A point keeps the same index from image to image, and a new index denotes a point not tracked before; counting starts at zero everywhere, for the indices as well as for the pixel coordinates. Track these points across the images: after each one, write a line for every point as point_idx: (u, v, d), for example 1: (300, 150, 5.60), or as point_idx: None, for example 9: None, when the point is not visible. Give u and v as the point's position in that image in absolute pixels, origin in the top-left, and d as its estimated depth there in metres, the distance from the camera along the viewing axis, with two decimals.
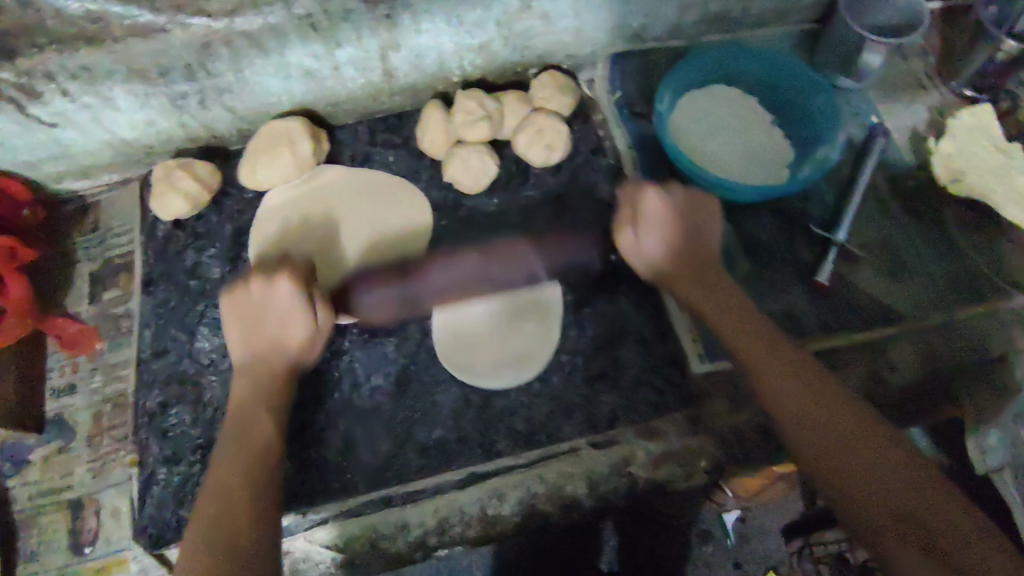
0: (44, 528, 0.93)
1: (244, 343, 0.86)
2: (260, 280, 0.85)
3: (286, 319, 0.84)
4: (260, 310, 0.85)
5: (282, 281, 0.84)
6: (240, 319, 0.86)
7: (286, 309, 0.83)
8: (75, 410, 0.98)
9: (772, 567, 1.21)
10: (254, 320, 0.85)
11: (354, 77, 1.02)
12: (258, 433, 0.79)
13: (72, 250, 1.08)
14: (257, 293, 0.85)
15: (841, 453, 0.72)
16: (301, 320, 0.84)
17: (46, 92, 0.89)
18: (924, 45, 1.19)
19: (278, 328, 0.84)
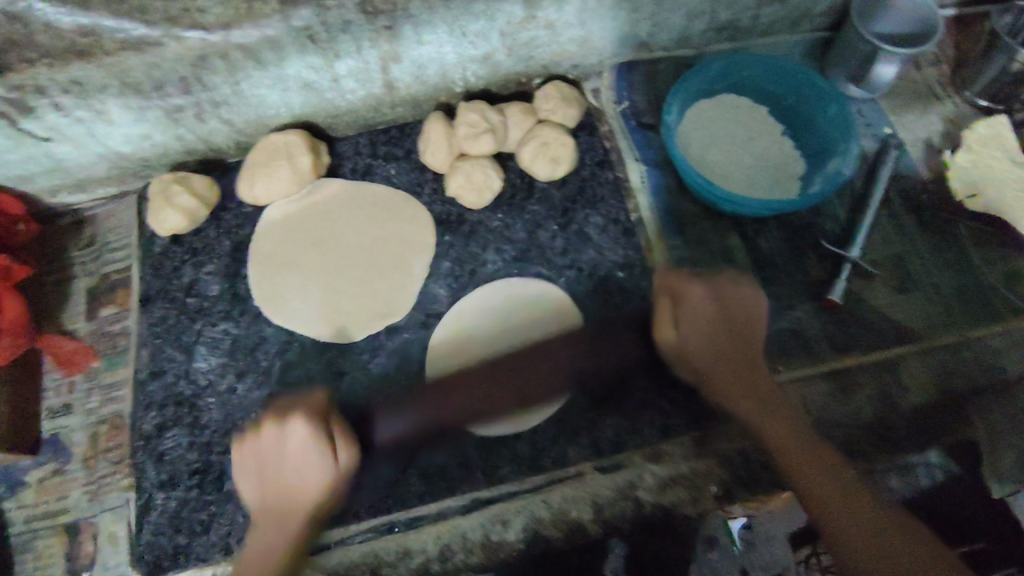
0: (39, 552, 0.92)
1: (256, 497, 0.78)
2: (272, 428, 0.77)
3: (304, 469, 0.76)
4: (270, 461, 0.77)
5: (296, 425, 0.76)
6: (260, 399, 0.80)
7: (304, 445, 0.76)
8: (71, 430, 0.96)
9: None
10: (265, 472, 0.77)
11: (354, 88, 1.00)
12: (294, 527, 0.76)
13: (68, 266, 1.06)
14: (268, 446, 0.77)
15: (819, 484, 0.75)
16: (319, 462, 0.75)
17: (39, 106, 0.87)
18: (938, 53, 1.17)
19: (295, 478, 0.76)
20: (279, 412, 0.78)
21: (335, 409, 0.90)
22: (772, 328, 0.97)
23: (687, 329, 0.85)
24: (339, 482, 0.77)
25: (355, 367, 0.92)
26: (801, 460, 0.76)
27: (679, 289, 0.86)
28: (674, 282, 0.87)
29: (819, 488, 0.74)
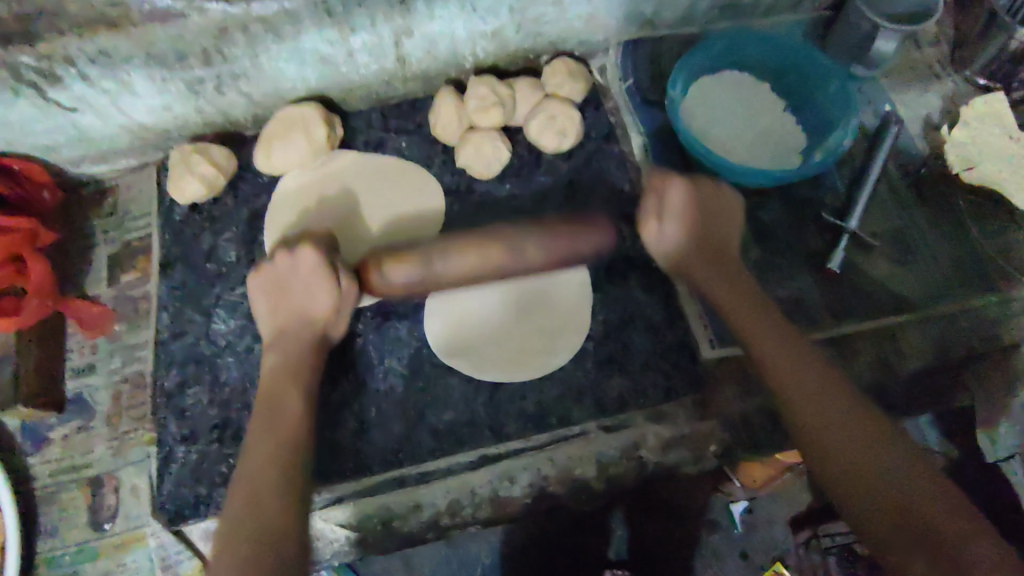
0: (64, 505, 0.95)
1: (271, 316, 0.90)
2: (284, 253, 0.91)
3: (312, 288, 0.88)
4: (288, 281, 0.90)
5: (305, 251, 0.89)
6: (271, 296, 0.91)
7: (312, 270, 0.88)
8: (94, 389, 1.00)
9: (779, 558, 1.26)
10: (281, 294, 0.90)
11: (367, 63, 1.03)
12: (267, 480, 0.75)
13: (91, 234, 1.10)
14: (285, 269, 0.91)
15: (866, 467, 0.71)
16: (322, 283, 0.88)
17: (66, 76, 0.90)
18: (937, 34, 1.19)
19: (303, 296, 0.88)
20: (289, 246, 0.93)
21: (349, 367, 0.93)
22: (771, 295, 1.00)
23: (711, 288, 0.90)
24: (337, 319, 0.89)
25: (367, 329, 0.96)
26: (834, 430, 0.74)
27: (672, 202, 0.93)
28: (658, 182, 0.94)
29: (897, 492, 0.69)
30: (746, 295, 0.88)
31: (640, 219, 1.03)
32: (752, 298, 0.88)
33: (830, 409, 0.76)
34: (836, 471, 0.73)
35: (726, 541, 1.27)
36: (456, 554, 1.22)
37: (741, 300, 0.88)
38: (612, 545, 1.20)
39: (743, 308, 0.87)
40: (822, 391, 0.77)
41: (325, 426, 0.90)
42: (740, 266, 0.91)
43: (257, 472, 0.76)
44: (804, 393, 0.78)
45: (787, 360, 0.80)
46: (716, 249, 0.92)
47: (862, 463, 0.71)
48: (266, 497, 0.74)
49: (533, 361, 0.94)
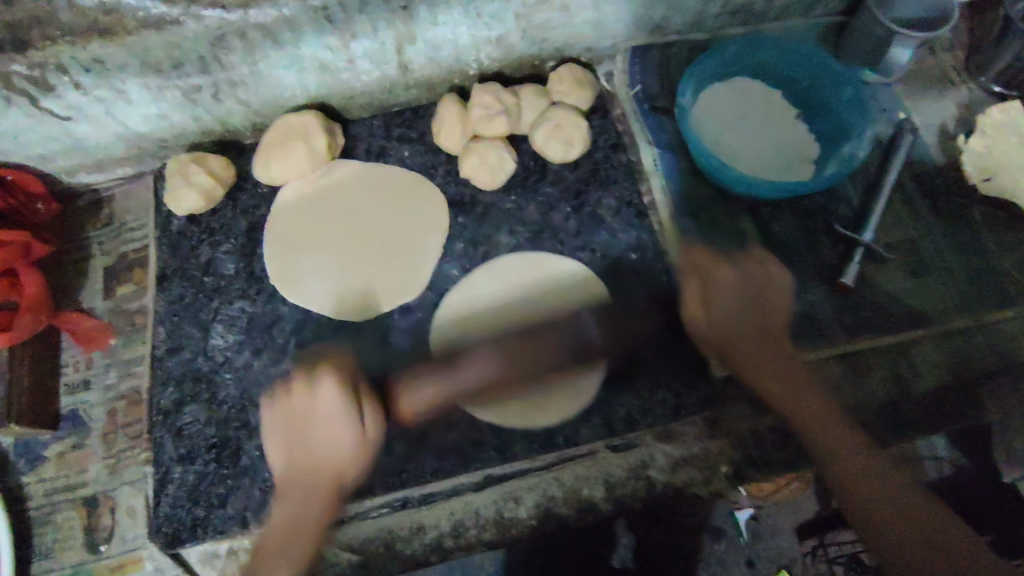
0: (59, 525, 0.93)
1: (283, 457, 0.83)
2: (301, 388, 0.82)
3: (333, 431, 0.80)
4: (303, 420, 0.82)
5: (328, 388, 0.81)
6: (286, 434, 0.83)
7: (332, 424, 0.80)
8: (90, 406, 0.98)
9: (784, 566, 1.25)
10: (296, 430, 0.82)
11: (369, 70, 1.00)
12: (310, 518, 0.80)
13: (86, 245, 1.07)
14: (302, 404, 0.82)
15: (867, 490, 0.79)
16: (346, 430, 0.80)
17: (59, 84, 0.88)
18: (953, 39, 1.16)
19: (323, 450, 0.81)
20: (308, 376, 0.83)
21: None
22: None
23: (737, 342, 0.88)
24: (355, 472, 0.81)
25: (369, 344, 0.92)
26: (867, 483, 0.79)
27: (721, 283, 0.89)
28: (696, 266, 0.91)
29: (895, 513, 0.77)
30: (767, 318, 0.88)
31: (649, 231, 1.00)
32: (773, 335, 0.88)
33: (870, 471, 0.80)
34: (871, 505, 0.78)
35: (731, 550, 1.25)
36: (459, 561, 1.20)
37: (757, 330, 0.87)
38: (616, 553, 1.17)
39: (756, 336, 0.87)
40: (838, 437, 0.82)
41: None
42: (783, 311, 0.88)
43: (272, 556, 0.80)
44: (835, 450, 0.82)
45: (821, 418, 0.83)
46: (707, 269, 0.90)
47: (880, 488, 0.78)
48: (304, 537, 0.79)
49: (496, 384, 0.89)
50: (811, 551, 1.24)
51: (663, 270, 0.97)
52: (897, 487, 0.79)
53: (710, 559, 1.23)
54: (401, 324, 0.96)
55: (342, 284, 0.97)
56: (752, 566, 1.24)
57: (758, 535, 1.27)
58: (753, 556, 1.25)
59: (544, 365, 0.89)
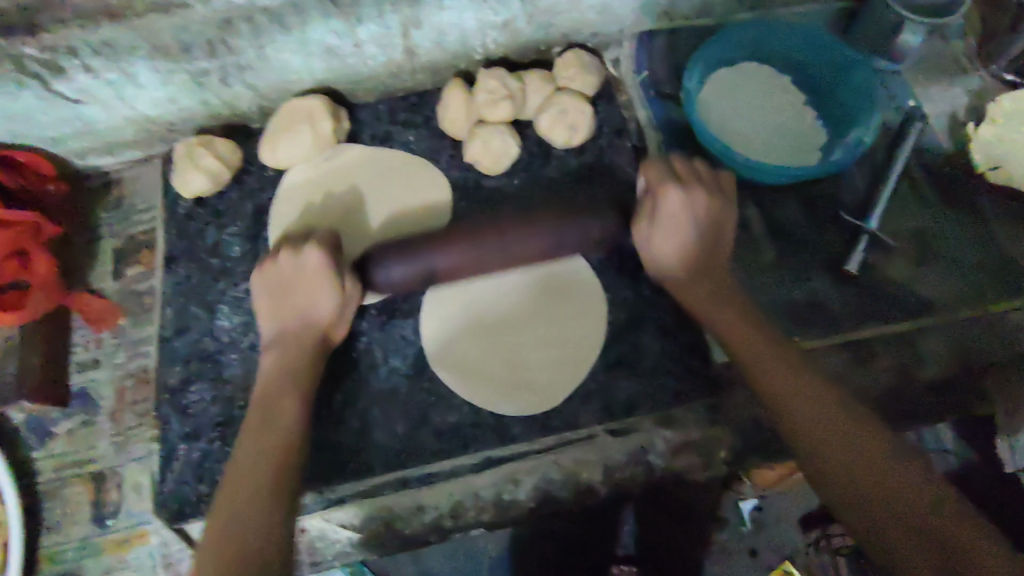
0: (67, 500, 0.95)
1: (271, 315, 0.87)
2: (291, 251, 0.87)
3: (314, 287, 0.85)
4: (287, 281, 0.86)
5: (310, 252, 0.85)
6: (270, 296, 0.87)
7: (314, 274, 0.85)
8: (99, 384, 0.99)
9: (789, 557, 1.26)
10: (281, 293, 0.86)
11: (375, 54, 1.01)
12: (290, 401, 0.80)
13: (97, 227, 1.09)
14: (289, 266, 0.87)
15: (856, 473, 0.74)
16: (326, 287, 0.85)
17: (69, 67, 0.89)
18: (965, 26, 1.14)
19: (306, 297, 0.85)
20: (292, 244, 0.88)
21: (354, 365, 0.92)
22: (786, 296, 0.97)
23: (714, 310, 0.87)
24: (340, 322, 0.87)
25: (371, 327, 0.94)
26: (847, 469, 0.74)
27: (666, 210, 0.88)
28: (657, 183, 0.89)
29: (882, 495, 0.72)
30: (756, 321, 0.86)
31: None
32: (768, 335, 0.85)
33: (871, 459, 0.74)
34: (864, 505, 0.73)
35: (733, 537, 1.27)
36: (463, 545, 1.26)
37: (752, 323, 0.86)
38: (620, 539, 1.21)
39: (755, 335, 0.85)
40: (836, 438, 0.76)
41: (326, 426, 0.88)
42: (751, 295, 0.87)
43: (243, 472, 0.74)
44: (844, 451, 0.75)
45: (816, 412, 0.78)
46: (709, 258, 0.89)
47: (876, 480, 0.73)
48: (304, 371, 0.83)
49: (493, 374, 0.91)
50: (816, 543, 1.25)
51: None
52: (897, 481, 0.72)
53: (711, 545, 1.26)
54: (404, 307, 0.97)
55: None
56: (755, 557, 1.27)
57: (761, 525, 1.28)
58: (756, 545, 1.27)
59: (525, 356, 0.92)
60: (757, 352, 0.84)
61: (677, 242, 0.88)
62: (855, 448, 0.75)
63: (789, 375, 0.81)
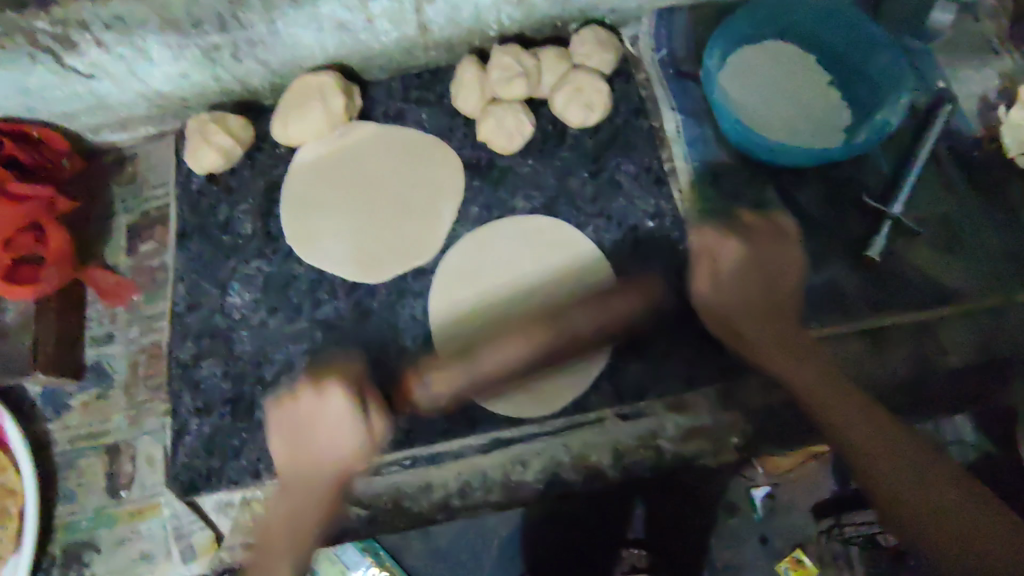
0: (82, 471, 0.96)
1: (288, 456, 0.83)
2: (311, 391, 0.82)
3: (340, 428, 0.80)
4: (307, 422, 0.82)
5: (334, 395, 0.81)
6: (289, 440, 0.83)
7: (338, 420, 0.80)
8: (113, 358, 1.00)
9: (800, 544, 1.26)
10: (298, 437, 0.82)
11: (388, 30, 0.99)
12: (308, 523, 0.81)
13: (110, 202, 1.09)
14: (310, 405, 0.82)
15: (875, 446, 0.73)
16: (352, 430, 0.80)
17: (81, 41, 0.89)
18: (1000, 3, 1.09)
19: (328, 442, 0.81)
20: (315, 381, 0.83)
21: None
22: (803, 281, 0.95)
23: (738, 313, 0.86)
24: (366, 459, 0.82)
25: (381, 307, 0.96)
26: (865, 439, 0.74)
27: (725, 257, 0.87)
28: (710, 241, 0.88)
29: (895, 460, 0.71)
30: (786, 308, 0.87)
31: (667, 198, 0.99)
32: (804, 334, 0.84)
33: (892, 449, 0.72)
34: (892, 484, 0.70)
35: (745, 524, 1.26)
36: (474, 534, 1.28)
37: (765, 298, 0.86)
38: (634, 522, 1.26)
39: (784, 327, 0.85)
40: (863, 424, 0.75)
41: None
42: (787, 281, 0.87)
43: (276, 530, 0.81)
44: (873, 439, 0.73)
45: (842, 403, 0.77)
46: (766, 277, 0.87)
47: (891, 453, 0.72)
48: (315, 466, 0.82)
49: (504, 384, 0.88)
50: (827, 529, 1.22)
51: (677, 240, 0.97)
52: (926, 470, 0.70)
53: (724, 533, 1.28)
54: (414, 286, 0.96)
55: (348, 241, 0.98)
56: (766, 543, 1.27)
57: (774, 510, 1.27)
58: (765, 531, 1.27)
59: (536, 366, 0.88)
60: (774, 329, 0.85)
61: (732, 282, 0.87)
62: (881, 435, 0.73)
63: (817, 369, 0.80)
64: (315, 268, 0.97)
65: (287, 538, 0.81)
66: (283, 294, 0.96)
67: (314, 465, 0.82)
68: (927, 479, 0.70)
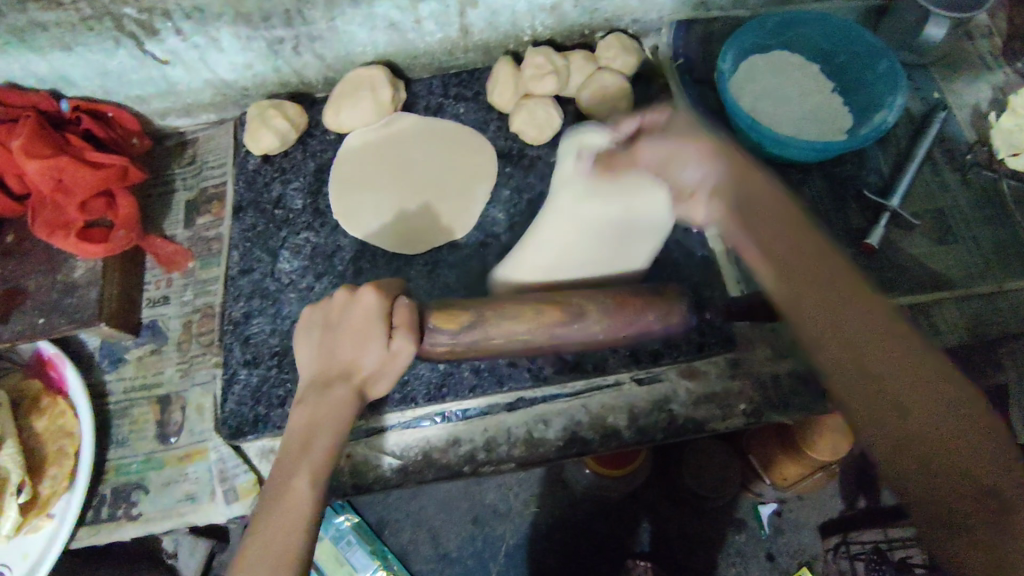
0: (134, 418, 1.04)
1: (311, 362, 0.77)
2: (345, 290, 0.77)
3: (359, 339, 0.73)
4: (334, 325, 0.76)
5: (367, 291, 0.75)
6: (319, 335, 0.77)
7: (366, 317, 0.73)
8: (167, 318, 1.09)
9: (806, 562, 1.40)
10: (327, 340, 0.76)
11: (433, 31, 1.10)
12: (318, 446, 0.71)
13: (171, 180, 1.19)
14: (339, 309, 0.76)
15: (868, 367, 0.66)
16: (374, 342, 0.72)
17: (162, 29, 1.00)
18: (992, 26, 1.20)
19: (351, 349, 0.74)
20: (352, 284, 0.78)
21: None
22: None
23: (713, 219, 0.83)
24: (385, 381, 0.75)
25: (418, 276, 1.04)
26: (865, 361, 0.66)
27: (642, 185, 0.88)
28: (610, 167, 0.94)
29: (872, 373, 0.65)
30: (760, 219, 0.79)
31: None
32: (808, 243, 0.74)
33: (885, 341, 0.66)
34: (877, 412, 0.64)
35: (751, 541, 1.42)
36: (484, 531, 1.46)
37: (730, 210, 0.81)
38: (638, 537, 1.42)
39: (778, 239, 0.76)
40: (894, 370, 0.64)
41: None
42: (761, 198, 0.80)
43: (255, 553, 0.65)
44: (892, 397, 0.63)
45: (833, 322, 0.69)
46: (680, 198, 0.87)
47: (884, 375, 0.64)
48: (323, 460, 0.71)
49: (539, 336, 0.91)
50: (834, 548, 1.40)
51: (692, 225, 1.05)
52: (930, 411, 0.62)
53: (731, 547, 1.42)
54: (448, 259, 1.05)
55: (390, 217, 1.07)
56: (773, 560, 1.41)
57: (780, 530, 1.43)
58: (774, 550, 1.41)
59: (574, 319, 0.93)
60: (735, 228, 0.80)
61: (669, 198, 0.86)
62: (894, 375, 0.64)
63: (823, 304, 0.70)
64: (358, 239, 1.06)
65: (294, 511, 0.68)
66: (328, 262, 1.05)
67: (318, 468, 0.70)
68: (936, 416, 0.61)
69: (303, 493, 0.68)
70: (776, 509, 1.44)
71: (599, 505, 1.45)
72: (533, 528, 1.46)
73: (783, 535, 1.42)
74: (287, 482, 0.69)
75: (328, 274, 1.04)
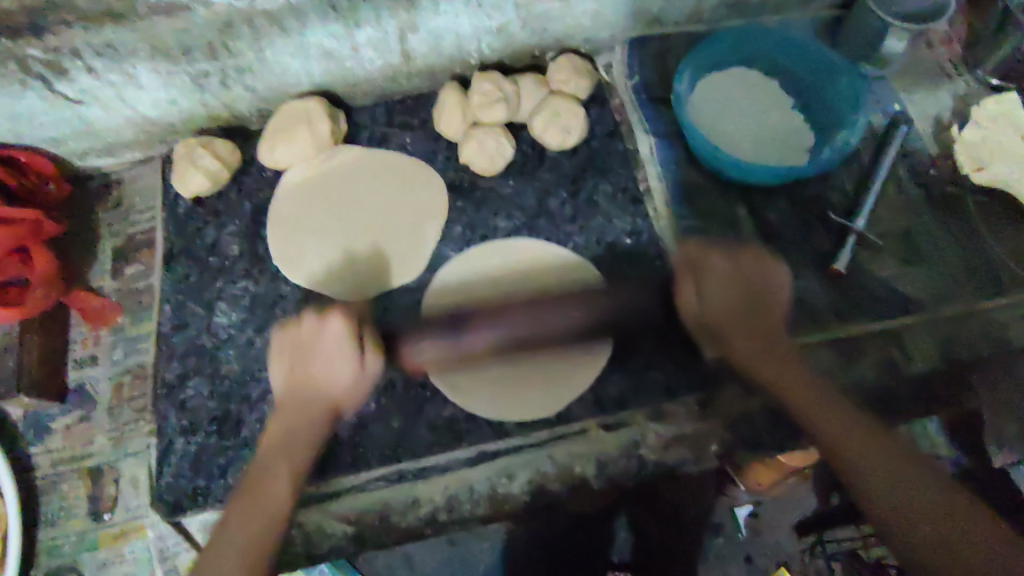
0: (65, 494, 0.96)
1: (286, 381, 0.86)
2: (315, 317, 0.86)
3: (332, 359, 0.83)
4: (308, 347, 0.85)
5: (334, 320, 0.85)
6: (290, 358, 0.86)
7: (337, 342, 0.84)
8: (97, 380, 1.00)
9: (784, 562, 1.41)
10: (299, 360, 0.85)
11: (372, 58, 1.03)
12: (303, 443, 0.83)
13: (95, 226, 1.10)
14: (311, 332, 0.86)
15: (888, 494, 0.76)
16: (348, 362, 0.83)
17: (71, 68, 0.90)
18: (950, 32, 1.17)
19: (324, 369, 0.83)
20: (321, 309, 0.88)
21: None
22: None
23: (732, 338, 0.87)
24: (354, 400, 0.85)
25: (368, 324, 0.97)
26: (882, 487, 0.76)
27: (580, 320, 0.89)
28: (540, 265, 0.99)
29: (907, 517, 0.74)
30: (769, 315, 0.88)
31: (643, 216, 1.03)
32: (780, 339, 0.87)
33: (879, 444, 0.79)
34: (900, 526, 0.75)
35: (729, 546, 1.42)
36: (460, 556, 1.40)
37: (750, 295, 0.88)
38: (619, 549, 1.37)
39: (786, 395, 0.84)
40: (900, 482, 0.76)
41: None
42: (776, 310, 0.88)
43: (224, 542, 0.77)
44: (881, 492, 0.76)
45: (867, 466, 0.77)
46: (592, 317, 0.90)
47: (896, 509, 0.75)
48: (304, 452, 0.83)
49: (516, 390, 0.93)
50: (811, 547, 1.38)
51: (654, 256, 1.00)
52: (914, 497, 0.75)
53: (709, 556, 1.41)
54: (399, 302, 0.99)
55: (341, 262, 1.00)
56: (750, 563, 1.41)
57: (756, 531, 1.43)
58: (750, 553, 1.41)
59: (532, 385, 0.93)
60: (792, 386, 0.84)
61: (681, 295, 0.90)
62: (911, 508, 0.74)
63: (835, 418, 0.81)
64: (303, 287, 0.99)
65: (264, 510, 0.79)
66: (269, 312, 0.98)
67: (299, 462, 0.82)
68: (935, 513, 0.74)
69: (283, 487, 0.80)
70: (752, 510, 1.44)
71: (576, 520, 1.37)
72: (508, 547, 1.39)
73: (759, 537, 1.43)
74: (266, 485, 0.80)
75: (270, 326, 0.97)
